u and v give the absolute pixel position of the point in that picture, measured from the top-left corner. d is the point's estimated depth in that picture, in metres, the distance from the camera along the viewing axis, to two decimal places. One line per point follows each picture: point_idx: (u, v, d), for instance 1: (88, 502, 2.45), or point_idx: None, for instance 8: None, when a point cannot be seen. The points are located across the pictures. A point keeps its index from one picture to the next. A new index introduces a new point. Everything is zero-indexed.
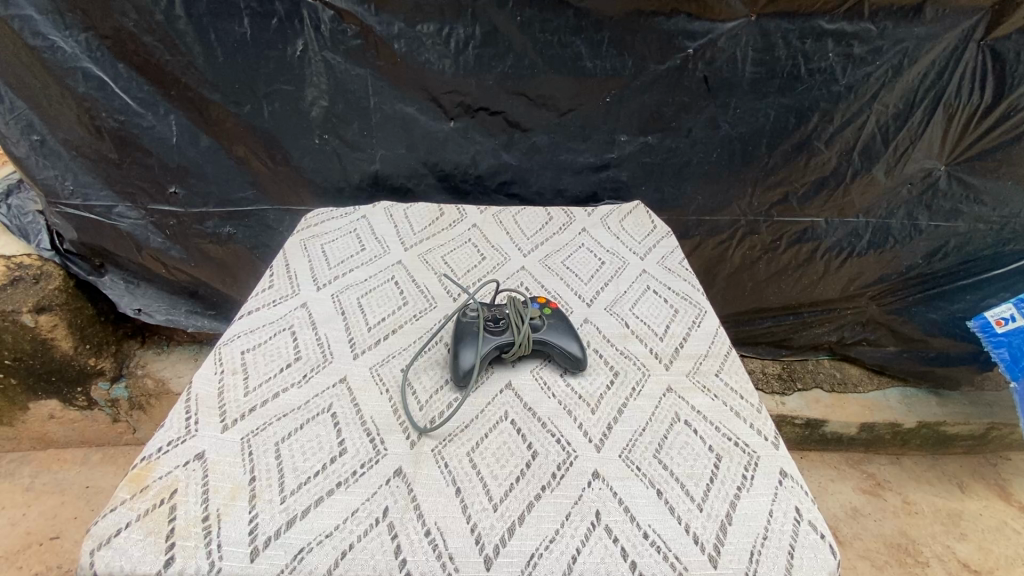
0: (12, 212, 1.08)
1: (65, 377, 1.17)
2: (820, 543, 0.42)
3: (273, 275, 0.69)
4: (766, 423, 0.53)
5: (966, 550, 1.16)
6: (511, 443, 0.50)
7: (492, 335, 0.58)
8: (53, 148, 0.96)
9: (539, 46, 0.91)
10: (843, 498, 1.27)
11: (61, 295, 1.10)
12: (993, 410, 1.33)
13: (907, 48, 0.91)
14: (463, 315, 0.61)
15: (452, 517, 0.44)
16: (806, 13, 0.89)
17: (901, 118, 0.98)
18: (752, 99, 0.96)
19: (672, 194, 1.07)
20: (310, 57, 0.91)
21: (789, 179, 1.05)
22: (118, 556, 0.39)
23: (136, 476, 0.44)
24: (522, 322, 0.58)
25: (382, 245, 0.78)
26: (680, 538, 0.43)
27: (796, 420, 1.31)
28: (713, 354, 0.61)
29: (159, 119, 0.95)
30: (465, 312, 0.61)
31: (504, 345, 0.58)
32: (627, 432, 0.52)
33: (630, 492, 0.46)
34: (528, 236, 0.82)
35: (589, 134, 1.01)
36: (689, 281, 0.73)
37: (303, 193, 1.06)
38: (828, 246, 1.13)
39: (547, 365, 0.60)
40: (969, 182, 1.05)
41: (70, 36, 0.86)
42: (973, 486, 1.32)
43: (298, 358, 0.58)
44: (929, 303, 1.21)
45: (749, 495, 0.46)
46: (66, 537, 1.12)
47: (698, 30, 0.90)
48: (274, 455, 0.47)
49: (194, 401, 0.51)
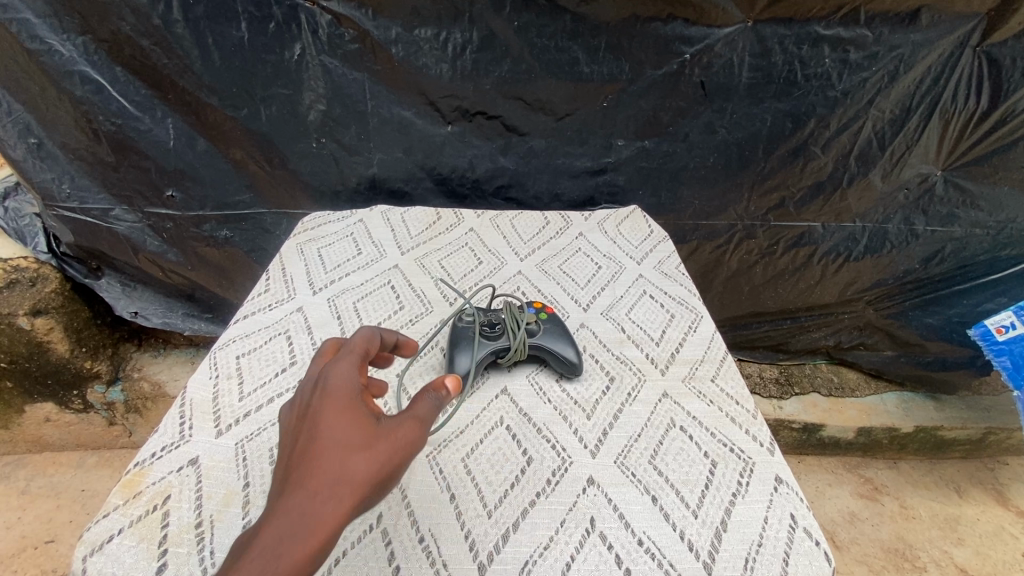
0: (7, 216, 1.07)
1: (61, 380, 1.16)
2: (815, 551, 0.42)
3: (270, 279, 0.69)
4: (761, 428, 0.53)
5: (963, 555, 1.16)
6: (506, 449, 0.50)
7: (487, 342, 0.58)
8: (50, 152, 0.96)
9: (536, 51, 0.91)
10: (841, 502, 1.26)
11: (58, 298, 1.09)
12: (990, 415, 1.33)
13: (903, 54, 0.91)
14: (458, 321, 0.61)
15: (446, 523, 0.44)
16: (802, 19, 0.89)
17: (897, 123, 0.98)
18: (749, 104, 0.97)
19: (669, 198, 1.08)
20: (307, 61, 0.91)
21: (786, 183, 1.05)
22: (110, 563, 0.39)
23: (129, 482, 0.44)
24: (519, 327, 0.58)
25: (379, 248, 0.78)
26: (675, 545, 0.43)
27: (794, 424, 1.30)
28: (709, 359, 0.61)
29: (157, 123, 0.95)
30: (461, 318, 0.61)
31: (500, 351, 0.58)
32: (623, 438, 0.52)
33: (626, 498, 0.46)
34: (525, 240, 0.82)
35: (585, 139, 1.01)
36: (685, 286, 0.73)
37: (300, 197, 1.06)
38: (825, 250, 1.13)
39: (543, 370, 0.59)
40: (965, 187, 1.05)
41: (67, 40, 0.86)
42: (970, 490, 1.32)
43: (293, 362, 0.57)
44: (925, 308, 1.22)
45: (743, 502, 0.46)
46: (60, 541, 1.11)
47: (695, 35, 0.91)
48: (269, 461, 0.47)
49: (189, 407, 0.51)
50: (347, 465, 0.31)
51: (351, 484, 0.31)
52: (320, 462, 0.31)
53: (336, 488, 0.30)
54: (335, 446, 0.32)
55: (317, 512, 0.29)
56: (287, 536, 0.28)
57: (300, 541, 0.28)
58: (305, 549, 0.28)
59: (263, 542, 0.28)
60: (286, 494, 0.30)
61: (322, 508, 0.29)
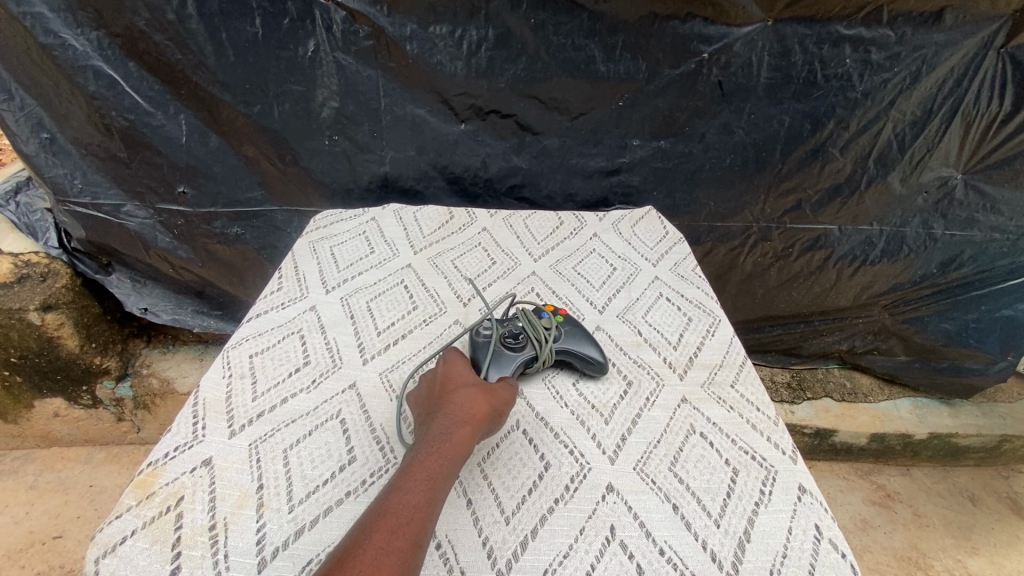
0: (20, 211, 1.08)
1: (71, 376, 1.16)
2: (841, 563, 0.41)
3: (282, 277, 0.69)
4: (783, 436, 0.52)
5: (977, 564, 1.14)
6: (522, 454, 0.49)
7: (513, 353, 0.56)
8: (63, 147, 0.96)
9: (552, 49, 0.90)
10: (852, 509, 1.24)
11: (69, 293, 1.09)
12: (1005, 423, 1.31)
13: (926, 54, 0.89)
14: (476, 335, 0.58)
15: (464, 530, 0.43)
16: (823, 19, 0.87)
17: (917, 125, 0.96)
18: (767, 104, 0.95)
19: (684, 200, 1.06)
20: (321, 57, 0.90)
21: (803, 186, 1.04)
22: (123, 565, 0.38)
23: (142, 482, 0.44)
24: (543, 336, 0.57)
25: (391, 247, 0.78)
26: (697, 555, 0.42)
27: (806, 429, 1.28)
28: (728, 364, 0.60)
29: (169, 119, 0.94)
30: (477, 332, 0.59)
31: (528, 361, 0.56)
32: (642, 443, 0.51)
33: (646, 507, 0.45)
34: (538, 241, 0.81)
35: (600, 138, 1.00)
36: (702, 288, 0.72)
37: (312, 194, 1.05)
38: (841, 253, 1.12)
39: (569, 374, 0.58)
40: (985, 190, 1.03)
41: (82, 34, 0.86)
42: (985, 499, 1.30)
43: (306, 362, 0.57)
44: (943, 313, 1.20)
45: (767, 512, 0.45)
46: (67, 537, 1.11)
47: (714, 34, 0.89)
48: (283, 462, 0.46)
49: (202, 406, 0.50)
50: (475, 397, 0.47)
51: (478, 404, 0.46)
52: (458, 394, 0.47)
53: (469, 405, 0.46)
54: (463, 388, 0.48)
55: (461, 418, 0.44)
56: (447, 429, 0.43)
57: (457, 429, 0.43)
58: (461, 436, 0.43)
59: (433, 432, 0.43)
60: (436, 413, 0.45)
61: (464, 416, 0.44)
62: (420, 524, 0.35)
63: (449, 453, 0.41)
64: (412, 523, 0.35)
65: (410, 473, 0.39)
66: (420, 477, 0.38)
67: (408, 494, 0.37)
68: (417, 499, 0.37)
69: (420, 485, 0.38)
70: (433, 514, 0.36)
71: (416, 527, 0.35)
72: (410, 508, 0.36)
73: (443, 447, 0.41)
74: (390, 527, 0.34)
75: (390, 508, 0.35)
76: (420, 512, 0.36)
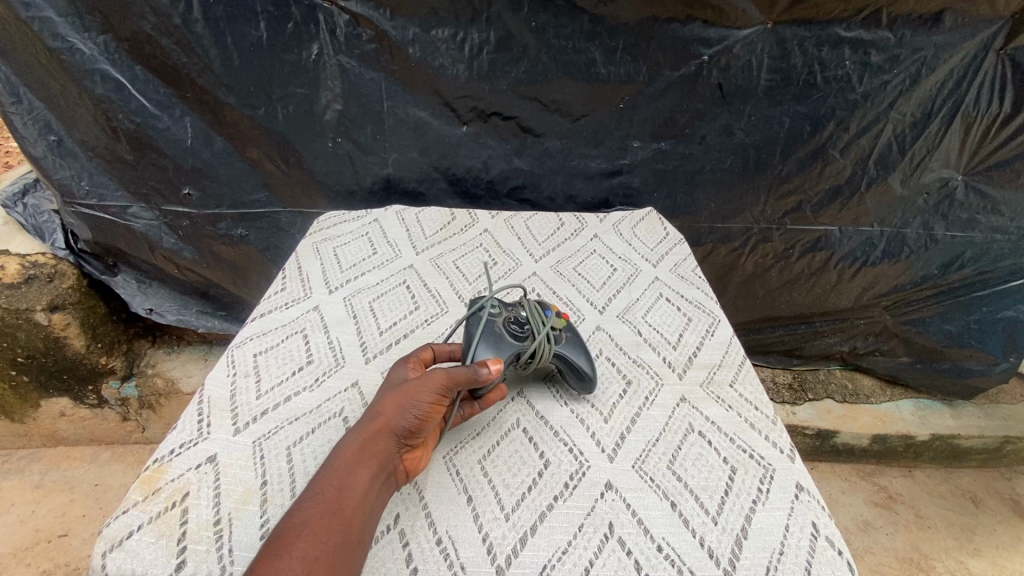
0: (27, 212, 1.10)
1: (77, 376, 1.17)
2: (837, 560, 0.42)
3: (286, 277, 0.69)
4: (781, 435, 0.52)
5: (979, 566, 1.14)
6: (522, 452, 0.50)
7: (513, 342, 0.55)
8: (71, 149, 0.97)
9: (554, 51, 0.91)
10: (854, 510, 1.24)
11: (75, 294, 1.10)
12: (1008, 424, 1.31)
13: (925, 57, 0.90)
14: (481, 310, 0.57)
15: (464, 526, 0.43)
16: (823, 22, 0.88)
17: (917, 127, 0.97)
18: (768, 106, 0.96)
19: (684, 201, 1.07)
20: (324, 61, 0.91)
21: (803, 187, 1.04)
22: (130, 560, 0.39)
23: (148, 479, 0.44)
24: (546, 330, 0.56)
25: (393, 248, 0.78)
26: (695, 552, 0.42)
27: (808, 430, 1.28)
28: (727, 364, 0.60)
29: (175, 122, 0.95)
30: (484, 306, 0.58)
31: (522, 351, 0.54)
32: (641, 441, 0.51)
33: (645, 504, 0.46)
34: (539, 242, 0.82)
35: (601, 140, 1.01)
36: (701, 289, 0.72)
37: (315, 196, 1.06)
38: (842, 254, 1.12)
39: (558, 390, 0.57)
40: (986, 192, 1.03)
41: (89, 38, 0.87)
42: (987, 501, 1.29)
43: (310, 361, 0.58)
44: (945, 315, 1.20)
45: (763, 510, 0.45)
46: (73, 535, 1.12)
47: (714, 36, 0.90)
48: (287, 459, 0.47)
49: (206, 405, 0.51)
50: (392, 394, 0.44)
51: (390, 400, 0.43)
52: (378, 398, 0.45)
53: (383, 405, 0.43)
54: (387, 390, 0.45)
55: (370, 419, 0.42)
56: (356, 436, 0.41)
57: (365, 436, 0.41)
58: (366, 440, 0.41)
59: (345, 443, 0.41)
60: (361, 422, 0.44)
61: (376, 418, 0.42)
62: (302, 541, 0.34)
63: (349, 461, 0.39)
64: (294, 541, 0.34)
65: (310, 491, 0.38)
66: (316, 493, 0.37)
67: (300, 513, 0.36)
68: (305, 516, 0.36)
69: (313, 503, 0.37)
70: (324, 528, 0.35)
71: (296, 546, 0.34)
72: (294, 529, 0.35)
73: (342, 458, 0.40)
74: (271, 554, 0.34)
75: (280, 531, 0.35)
76: (305, 530, 0.35)
